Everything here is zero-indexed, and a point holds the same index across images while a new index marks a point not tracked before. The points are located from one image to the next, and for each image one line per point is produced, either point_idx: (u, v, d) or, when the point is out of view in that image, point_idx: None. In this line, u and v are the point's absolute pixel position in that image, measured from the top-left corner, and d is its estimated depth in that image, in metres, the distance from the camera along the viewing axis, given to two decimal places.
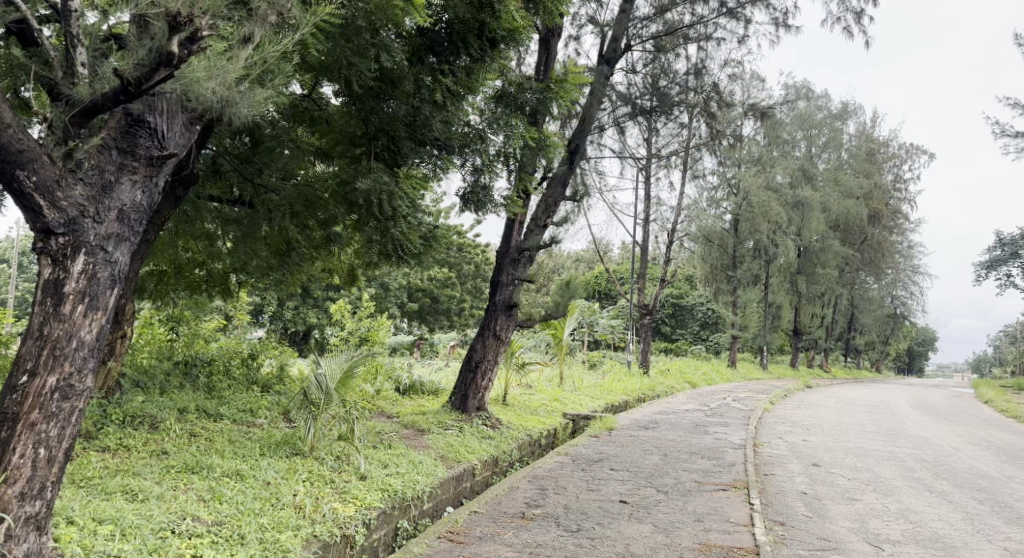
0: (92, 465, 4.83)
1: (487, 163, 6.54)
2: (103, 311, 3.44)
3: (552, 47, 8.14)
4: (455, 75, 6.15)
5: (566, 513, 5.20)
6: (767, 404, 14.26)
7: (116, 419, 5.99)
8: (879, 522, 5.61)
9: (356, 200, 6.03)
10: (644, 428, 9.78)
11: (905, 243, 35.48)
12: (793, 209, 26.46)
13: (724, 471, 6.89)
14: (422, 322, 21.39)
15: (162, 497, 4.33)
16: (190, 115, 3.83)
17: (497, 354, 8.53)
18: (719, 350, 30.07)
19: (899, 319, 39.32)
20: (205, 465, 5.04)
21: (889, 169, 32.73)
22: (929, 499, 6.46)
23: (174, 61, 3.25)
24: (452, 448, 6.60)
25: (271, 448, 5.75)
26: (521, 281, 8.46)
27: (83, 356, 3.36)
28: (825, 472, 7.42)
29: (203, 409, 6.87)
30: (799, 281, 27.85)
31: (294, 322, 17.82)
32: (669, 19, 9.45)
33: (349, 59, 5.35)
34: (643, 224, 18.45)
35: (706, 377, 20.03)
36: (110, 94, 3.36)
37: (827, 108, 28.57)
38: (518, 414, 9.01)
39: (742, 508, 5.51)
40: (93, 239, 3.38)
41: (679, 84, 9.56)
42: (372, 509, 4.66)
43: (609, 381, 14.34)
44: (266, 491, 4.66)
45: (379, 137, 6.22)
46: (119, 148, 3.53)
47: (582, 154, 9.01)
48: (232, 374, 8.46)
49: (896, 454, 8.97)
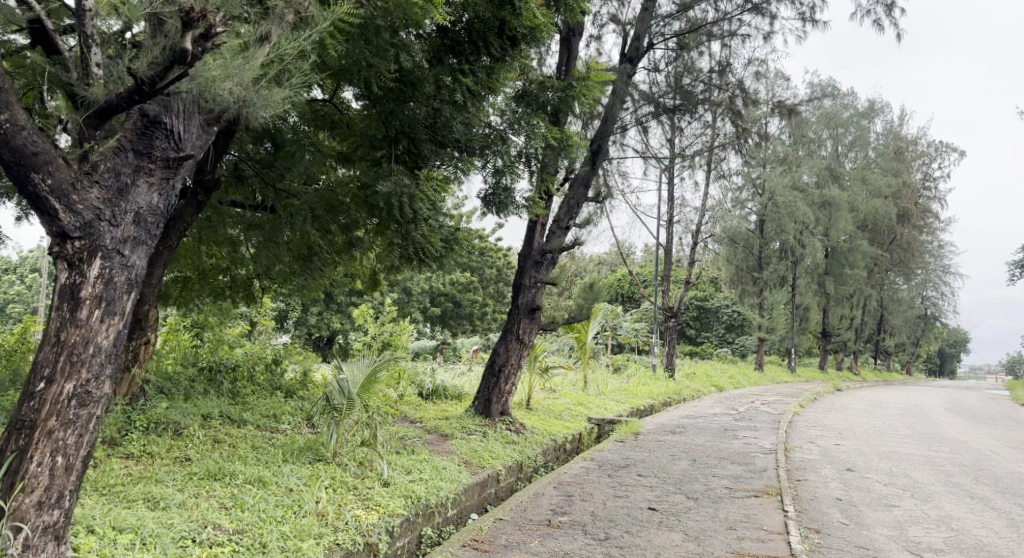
0: (115, 472, 4.82)
1: (508, 163, 6.48)
2: (119, 317, 3.39)
3: (573, 46, 8.04)
4: (476, 75, 5.97)
5: (594, 520, 5.07)
6: (797, 407, 13.97)
7: (139, 425, 5.97)
8: (920, 529, 5.40)
9: (377, 202, 6.01)
10: (671, 433, 9.61)
11: (935, 243, 34.76)
12: (819, 209, 26.05)
13: (755, 476, 6.72)
14: (445, 326, 21.35)
15: (184, 505, 4.28)
16: (207, 117, 3.79)
17: (520, 357, 8.42)
18: (745, 354, 29.67)
19: (930, 320, 38.54)
20: (227, 472, 4.99)
21: (917, 168, 32.13)
22: (970, 505, 6.23)
23: (187, 59, 3.21)
24: (476, 454, 6.51)
25: (294, 454, 5.69)
26: (544, 284, 8.31)
27: (100, 362, 3.31)
28: (859, 478, 7.20)
29: (227, 415, 6.85)
30: (827, 282, 27.38)
31: (318, 327, 17.88)
32: (692, 17, 9.29)
33: (368, 60, 5.31)
34: (667, 226, 18.25)
35: (733, 380, 19.75)
36: (124, 95, 3.30)
37: (853, 105, 28.07)
38: (543, 419, 8.89)
39: (776, 516, 5.34)
40: (110, 243, 3.34)
41: (703, 82, 9.37)
42: (396, 516, 4.57)
43: (634, 385, 14.15)
44: (288, 498, 4.59)
45: (399, 139, 6.21)
46: (136, 150, 3.48)
47: (605, 154, 8.86)
48: (256, 380, 8.45)
49: (932, 458, 8.71)
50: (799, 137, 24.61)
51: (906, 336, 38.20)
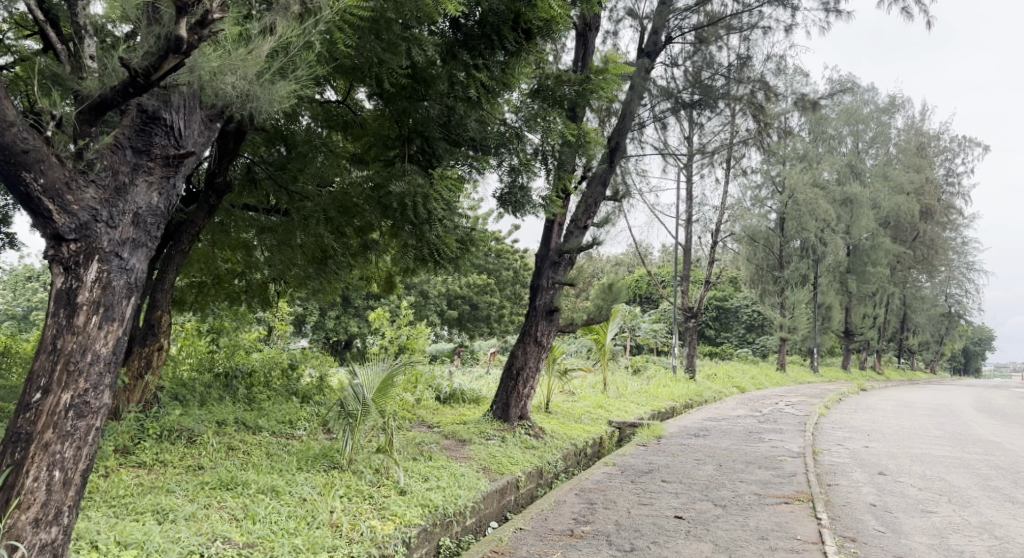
0: (125, 482, 4.70)
1: (524, 162, 6.27)
2: (119, 323, 3.27)
3: (589, 40, 7.85)
4: (491, 71, 5.75)
5: (618, 530, 4.87)
6: (823, 408, 13.63)
7: (152, 434, 5.85)
8: (961, 537, 5.13)
9: (390, 203, 5.85)
10: (694, 436, 9.36)
11: (959, 240, 34.16)
12: (840, 206, 25.64)
13: (785, 482, 6.48)
14: (463, 329, 21.21)
15: (193, 518, 4.15)
16: (209, 112, 3.66)
17: (538, 360, 8.22)
18: (767, 354, 29.25)
19: (954, 318, 37.87)
20: (240, 482, 4.85)
21: (940, 164, 31.59)
22: (1012, 511, 5.94)
23: (183, 48, 3.07)
24: (495, 460, 6.33)
25: (309, 461, 5.55)
26: (563, 285, 8.13)
27: (98, 372, 3.18)
28: (893, 482, 6.93)
29: (242, 421, 6.74)
30: (850, 280, 26.88)
31: (336, 332, 17.79)
32: (711, 11, 9.04)
33: (379, 56, 5.15)
34: (686, 226, 17.99)
35: (754, 381, 19.39)
36: (118, 88, 3.18)
37: (874, 101, 27.57)
38: (562, 423, 8.70)
39: (809, 524, 5.10)
40: (107, 245, 3.21)
41: (723, 76, 9.11)
42: (413, 527, 4.40)
43: (655, 386, 13.94)
44: (301, 509, 4.43)
45: (413, 138, 6.10)
46: (134, 147, 3.35)
47: (623, 152, 8.65)
48: (272, 385, 8.35)
49: (966, 461, 8.40)
50: (819, 133, 24.25)
51: (930, 334, 37.60)
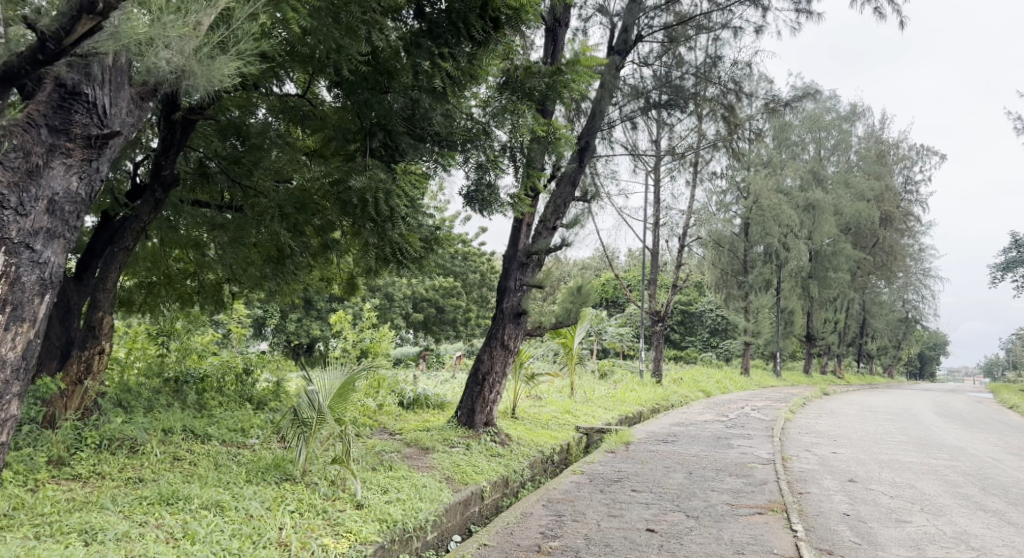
0: (54, 497, 4.33)
1: (492, 159, 6.08)
2: (29, 323, 3.19)
3: (559, 37, 7.64)
4: (456, 62, 5.42)
5: (588, 545, 4.62)
6: (790, 414, 13.57)
7: (91, 443, 5.47)
8: (938, 548, 4.98)
9: (349, 199, 5.55)
10: (662, 442, 9.17)
11: (916, 246, 34.84)
12: (804, 212, 25.72)
13: (757, 491, 6.30)
14: (428, 332, 20.75)
15: (125, 537, 3.79)
16: (139, 90, 3.50)
17: (505, 365, 7.96)
18: (730, 357, 29.38)
19: (911, 323, 38.56)
20: (182, 496, 4.47)
21: (899, 172, 32.18)
22: (985, 519, 5.84)
23: (96, 8, 2.93)
24: (458, 469, 6.05)
25: (259, 473, 5.20)
26: (530, 286, 7.81)
27: (5, 376, 3.13)
28: (864, 490, 6.81)
29: (190, 429, 6.34)
30: (811, 285, 27.17)
31: (298, 334, 17.30)
32: (680, 10, 8.73)
33: (338, 43, 4.79)
34: (653, 229, 17.84)
35: (719, 385, 19.41)
36: (25, 54, 3.07)
37: (836, 109, 28.00)
38: (528, 429, 8.44)
39: (785, 537, 4.91)
40: (16, 236, 3.09)
41: (693, 76, 8.98)
42: (369, 544, 4.10)
43: (622, 391, 13.80)
44: (247, 526, 4.09)
45: (376, 131, 5.87)
46: (51, 126, 3.19)
47: (593, 151, 8.45)
48: (225, 390, 7.95)
49: (934, 467, 8.34)
50: (783, 139, 24.35)
51: (888, 338, 38.29)
